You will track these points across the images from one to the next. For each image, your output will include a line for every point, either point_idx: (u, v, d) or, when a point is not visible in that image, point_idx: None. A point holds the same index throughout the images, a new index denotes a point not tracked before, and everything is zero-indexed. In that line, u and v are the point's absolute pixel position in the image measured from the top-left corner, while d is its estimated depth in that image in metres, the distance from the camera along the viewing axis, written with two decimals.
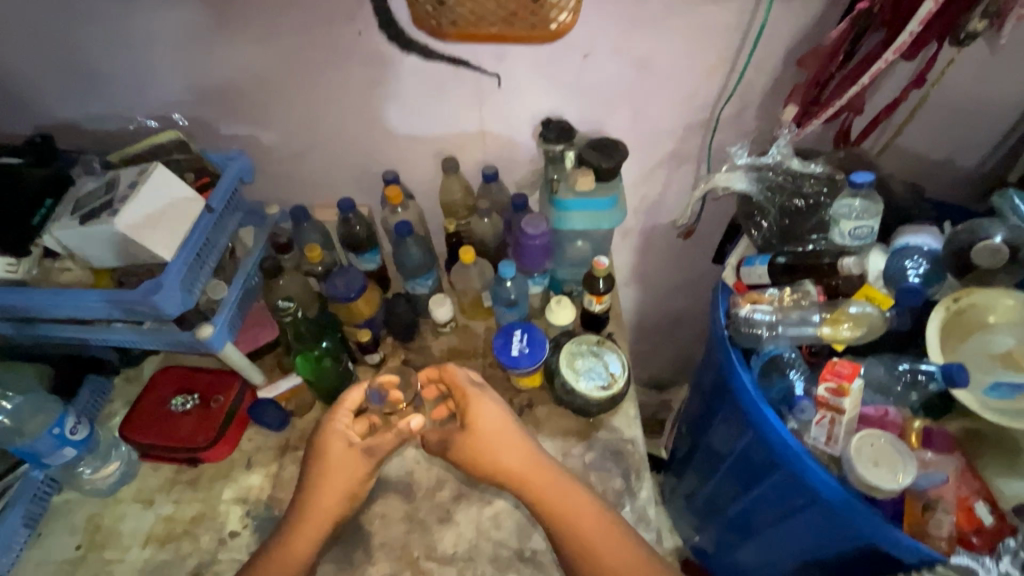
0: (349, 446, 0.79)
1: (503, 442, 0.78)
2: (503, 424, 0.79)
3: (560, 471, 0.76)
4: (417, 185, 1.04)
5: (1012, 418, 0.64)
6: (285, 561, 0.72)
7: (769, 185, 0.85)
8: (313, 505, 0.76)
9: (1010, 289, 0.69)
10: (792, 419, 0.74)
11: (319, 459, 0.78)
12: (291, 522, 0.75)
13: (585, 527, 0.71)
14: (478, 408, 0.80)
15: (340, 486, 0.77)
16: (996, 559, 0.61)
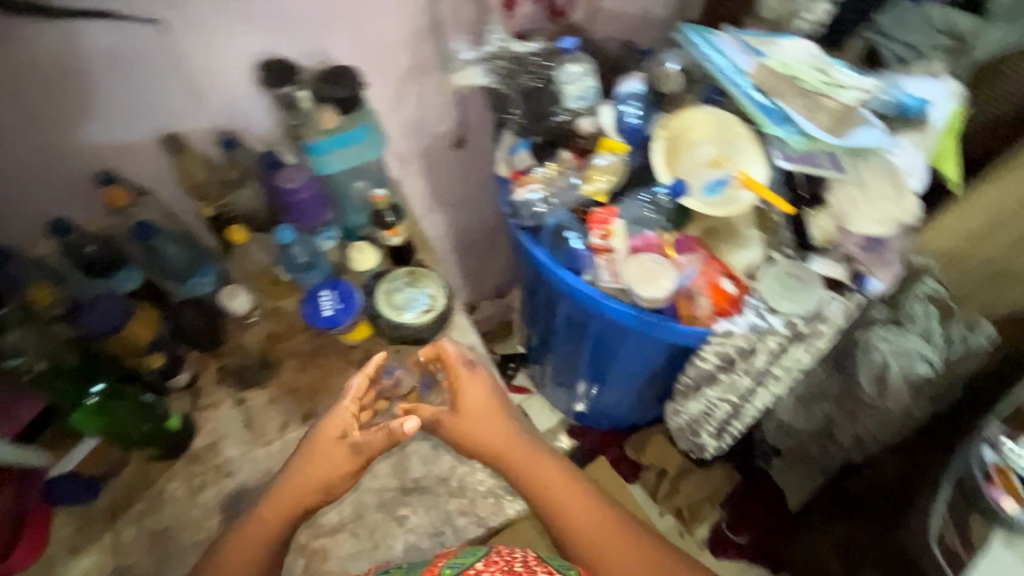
0: (341, 439, 0.76)
1: (482, 424, 0.79)
2: (493, 410, 0.80)
3: (543, 451, 0.79)
4: (146, 178, 0.89)
5: (724, 206, 0.81)
6: (251, 534, 0.71)
7: (502, 74, 0.88)
8: (281, 498, 0.73)
9: (699, 108, 0.85)
10: (586, 272, 0.85)
11: (315, 453, 0.75)
12: (264, 509, 0.72)
13: (562, 495, 0.75)
14: (469, 391, 0.81)
15: (321, 475, 0.74)
16: (742, 314, 0.81)
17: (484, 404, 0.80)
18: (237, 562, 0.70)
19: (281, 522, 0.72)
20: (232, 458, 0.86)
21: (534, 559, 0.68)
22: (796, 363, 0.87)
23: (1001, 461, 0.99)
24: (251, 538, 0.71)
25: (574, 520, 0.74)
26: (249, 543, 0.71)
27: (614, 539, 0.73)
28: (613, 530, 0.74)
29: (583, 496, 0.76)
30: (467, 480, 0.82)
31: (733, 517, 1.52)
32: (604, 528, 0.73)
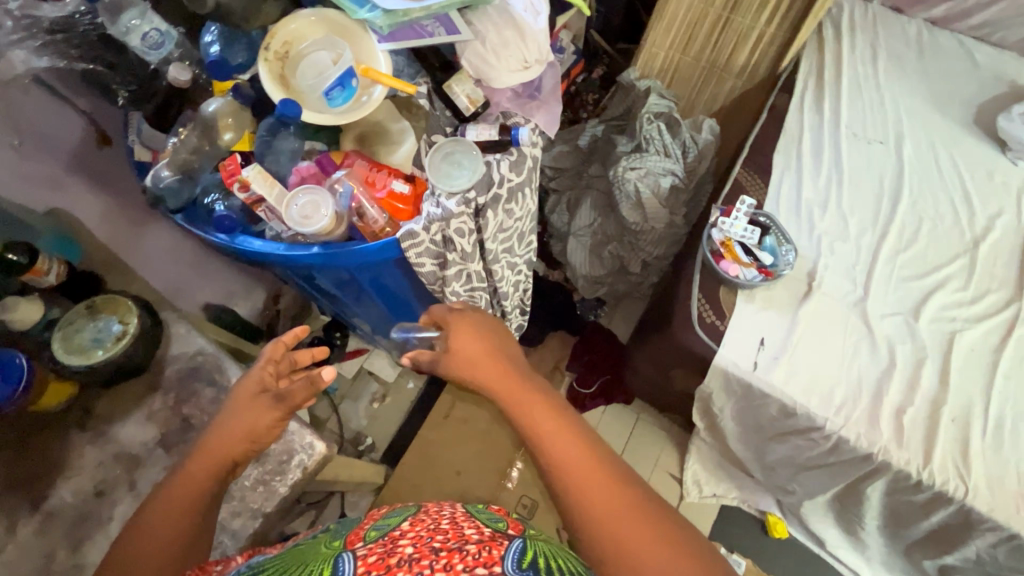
0: (259, 394, 0.70)
1: (475, 352, 0.71)
2: (481, 338, 0.72)
3: (515, 361, 0.71)
4: None
5: (358, 109, 0.77)
6: (169, 500, 0.63)
7: (53, 51, 0.71)
8: (198, 469, 0.65)
9: (298, 12, 0.77)
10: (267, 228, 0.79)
11: (235, 407, 0.69)
12: (180, 479, 0.64)
13: (539, 415, 0.62)
14: (457, 331, 0.74)
15: (245, 428, 0.68)
16: (423, 209, 0.80)
17: (470, 344, 0.72)
18: (158, 535, 0.60)
19: (199, 493, 0.64)
20: None
21: (461, 516, 0.65)
22: (500, 228, 0.89)
23: (723, 235, 1.16)
24: (169, 503, 0.62)
25: (558, 448, 0.58)
26: (167, 512, 0.62)
27: (577, 457, 0.57)
28: (578, 449, 0.58)
29: (549, 413, 0.62)
30: (229, 483, 0.79)
31: (581, 373, 1.64)
32: (577, 449, 0.58)
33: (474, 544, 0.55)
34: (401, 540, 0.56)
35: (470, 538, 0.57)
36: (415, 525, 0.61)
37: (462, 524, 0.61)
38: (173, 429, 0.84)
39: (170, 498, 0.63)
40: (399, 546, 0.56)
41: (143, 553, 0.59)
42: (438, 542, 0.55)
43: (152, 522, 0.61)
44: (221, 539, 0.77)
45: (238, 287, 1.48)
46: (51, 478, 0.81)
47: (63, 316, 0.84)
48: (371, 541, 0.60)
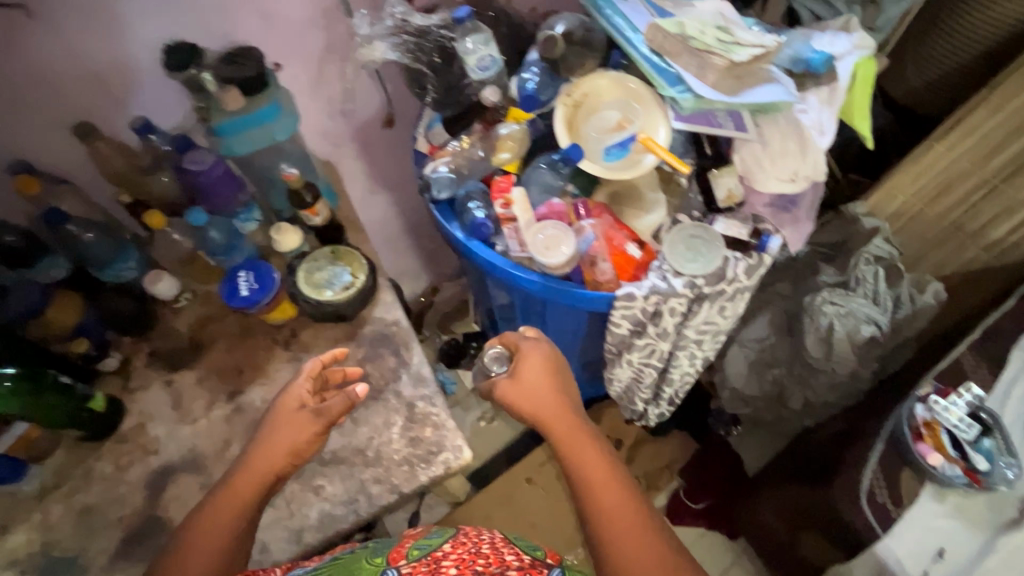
0: (299, 410, 0.78)
1: (541, 387, 0.80)
2: (547, 382, 0.80)
3: (571, 404, 0.79)
4: (66, 169, 0.91)
5: (628, 170, 0.81)
6: (214, 518, 0.71)
7: (407, 48, 0.86)
8: (241, 478, 0.73)
9: (603, 72, 0.85)
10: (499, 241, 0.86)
11: (273, 425, 0.77)
12: (220, 494, 0.72)
13: (591, 468, 0.72)
14: (524, 368, 0.81)
15: (284, 444, 0.76)
16: (648, 277, 0.82)
17: (537, 388, 0.80)
18: (202, 547, 0.68)
19: (236, 505, 0.72)
20: (158, 436, 0.89)
21: (501, 541, 0.67)
22: (706, 321, 0.87)
23: (930, 416, 1.02)
24: (215, 520, 0.70)
25: (602, 500, 0.68)
26: (212, 527, 0.70)
27: (623, 517, 0.67)
28: (620, 505, 0.68)
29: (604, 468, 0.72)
30: (382, 450, 0.85)
31: (692, 486, 1.55)
32: (618, 503, 0.68)
33: (513, 573, 0.59)
34: (443, 560, 0.62)
35: (512, 562, 0.62)
36: (457, 546, 0.64)
37: (502, 549, 0.64)
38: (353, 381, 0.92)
39: (211, 515, 0.71)
40: (440, 567, 0.60)
41: (189, 559, 0.68)
42: (480, 566, 0.60)
43: (198, 530, 0.70)
44: (357, 495, 0.82)
45: (416, 272, 1.63)
46: (250, 377, 0.93)
47: (311, 253, 0.97)
48: (412, 560, 0.63)
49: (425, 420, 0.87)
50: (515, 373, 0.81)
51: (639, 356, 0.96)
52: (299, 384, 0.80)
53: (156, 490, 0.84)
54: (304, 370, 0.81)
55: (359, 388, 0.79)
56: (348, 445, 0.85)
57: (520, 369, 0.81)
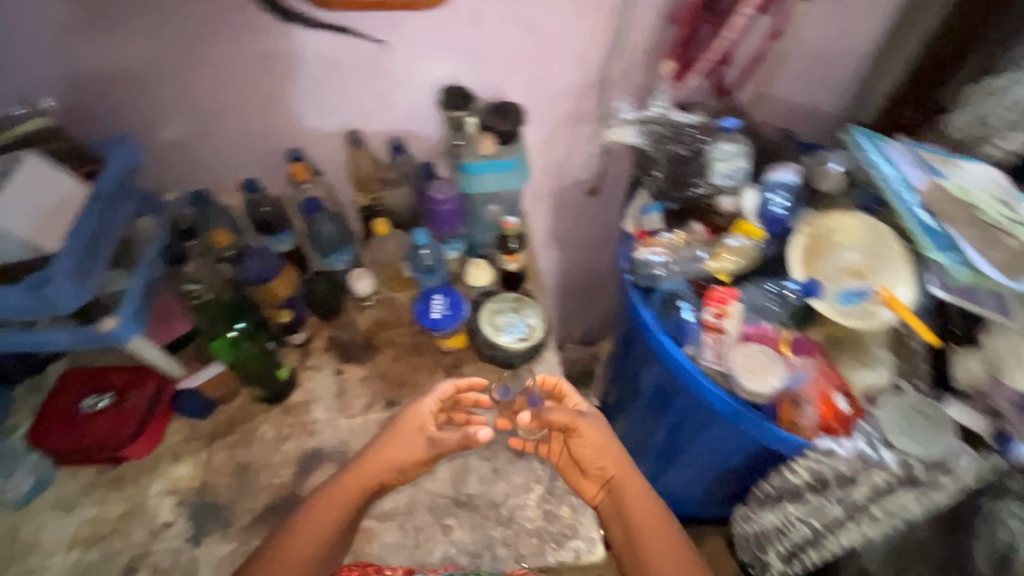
0: (420, 431, 0.79)
1: (609, 459, 0.78)
2: (609, 451, 0.78)
3: (636, 473, 0.79)
4: (324, 163, 1.04)
5: (860, 320, 0.76)
6: (319, 512, 0.74)
7: (655, 137, 0.90)
8: (339, 492, 0.75)
9: (855, 214, 0.82)
10: (689, 344, 0.82)
11: (385, 443, 0.78)
12: (321, 501, 0.75)
13: (652, 547, 0.75)
14: (587, 437, 0.78)
15: (391, 458, 0.78)
16: (851, 438, 0.74)
17: (598, 452, 0.78)
18: (303, 543, 0.72)
19: (333, 515, 0.74)
20: (317, 419, 0.94)
21: None
22: (903, 509, 0.77)
23: None
24: (319, 515, 0.74)
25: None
26: (317, 519, 0.73)
27: None
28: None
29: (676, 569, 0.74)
30: (516, 512, 0.83)
31: None
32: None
33: None
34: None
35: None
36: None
37: None
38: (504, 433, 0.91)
39: (309, 523, 0.73)
40: None
41: (285, 564, 0.71)
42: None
43: (302, 522, 0.73)
44: (482, 551, 0.80)
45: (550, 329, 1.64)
46: (409, 392, 0.97)
47: (495, 294, 1.01)
48: None
49: (563, 496, 0.84)
50: (576, 440, 0.78)
51: (801, 512, 0.87)
52: (426, 407, 0.79)
53: (304, 469, 0.89)
54: (426, 402, 0.79)
55: (483, 432, 0.78)
56: (485, 494, 0.85)
57: (585, 438, 0.78)
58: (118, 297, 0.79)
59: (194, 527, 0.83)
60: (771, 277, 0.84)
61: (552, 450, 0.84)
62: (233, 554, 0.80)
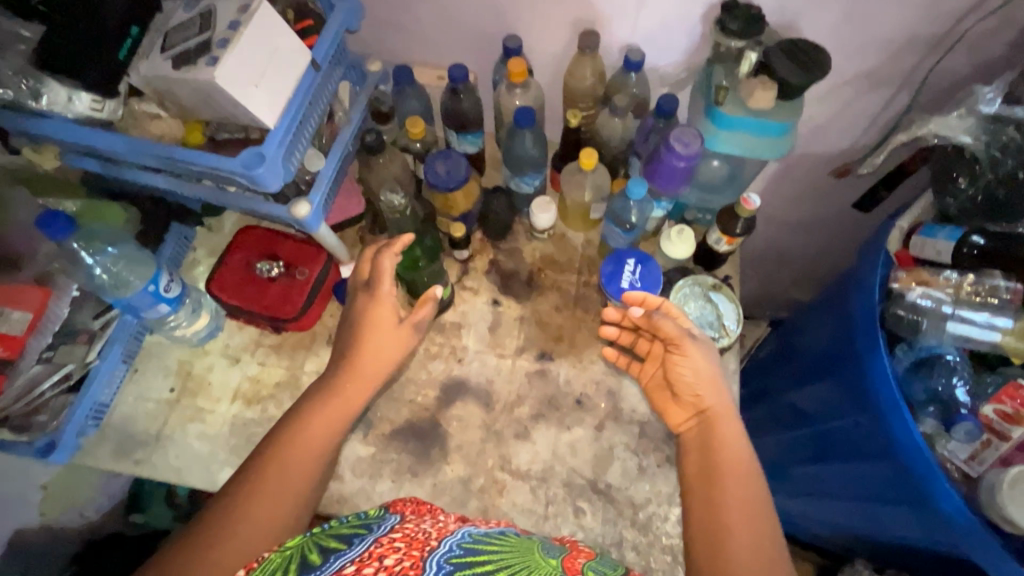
0: (397, 321, 0.74)
1: (709, 382, 0.70)
2: (710, 382, 0.70)
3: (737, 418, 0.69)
4: (540, 61, 0.86)
5: None
6: (309, 445, 0.65)
7: (1002, 145, 0.68)
8: (348, 383, 0.70)
9: None
10: (930, 422, 0.68)
11: (369, 315, 0.73)
12: (333, 385, 0.70)
13: (734, 516, 0.60)
14: (694, 356, 0.71)
15: (375, 363, 0.72)
16: None
17: (697, 378, 0.70)
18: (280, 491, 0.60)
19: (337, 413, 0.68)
20: (468, 348, 0.90)
21: None
22: None
23: None
24: (307, 450, 0.64)
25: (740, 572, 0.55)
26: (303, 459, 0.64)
27: None
28: None
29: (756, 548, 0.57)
30: (655, 521, 0.77)
31: None
32: None
33: None
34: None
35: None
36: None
37: None
38: (654, 426, 0.83)
39: (322, 408, 0.67)
40: None
41: (284, 482, 0.61)
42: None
43: (283, 459, 0.63)
44: (610, 546, 0.76)
45: None
46: (565, 349, 0.89)
47: (693, 274, 0.87)
48: None
49: None
50: (676, 360, 0.72)
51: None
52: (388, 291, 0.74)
53: (446, 397, 0.86)
54: (615, 312, 0.79)
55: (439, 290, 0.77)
56: (625, 489, 0.79)
57: (689, 358, 0.71)
58: (314, 179, 0.73)
59: None
60: None
61: (643, 372, 0.80)
62: (372, 459, 0.82)
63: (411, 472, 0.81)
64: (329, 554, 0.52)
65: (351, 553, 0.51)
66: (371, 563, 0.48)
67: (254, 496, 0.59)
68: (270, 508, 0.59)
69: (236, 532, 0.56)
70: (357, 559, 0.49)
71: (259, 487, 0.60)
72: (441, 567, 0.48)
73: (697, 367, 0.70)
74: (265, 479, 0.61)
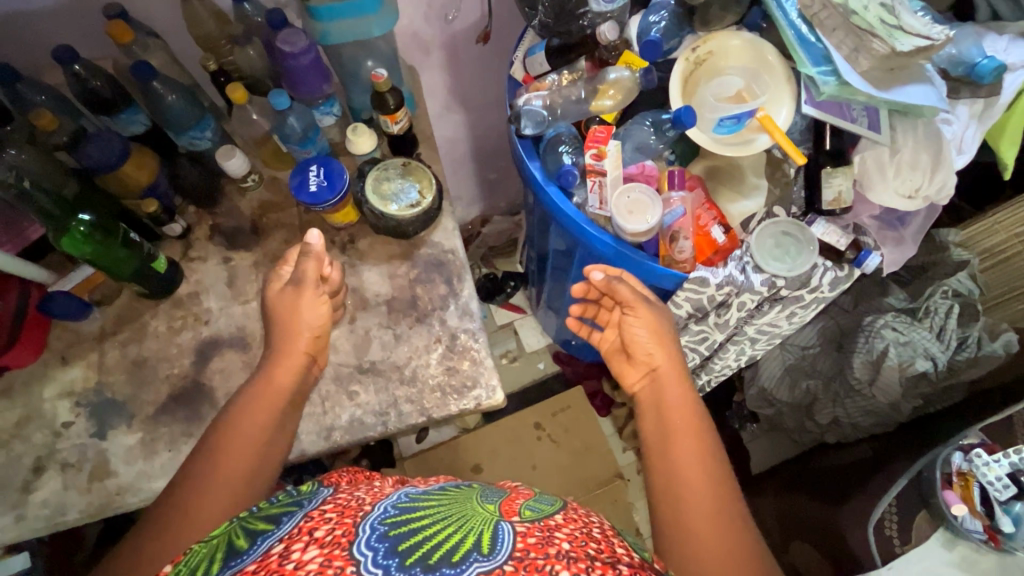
0: (311, 291, 0.76)
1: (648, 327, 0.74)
2: (657, 337, 0.74)
3: (684, 370, 0.72)
4: (154, 20, 0.87)
5: (736, 148, 0.74)
6: (242, 426, 0.67)
7: None
8: (276, 373, 0.72)
9: (738, 31, 0.76)
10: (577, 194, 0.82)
11: (288, 308, 0.76)
12: (261, 378, 0.72)
13: (679, 443, 0.63)
14: (641, 314, 0.75)
15: (308, 324, 0.76)
16: (725, 265, 0.77)
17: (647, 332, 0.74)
18: (219, 471, 0.63)
19: (281, 391, 0.72)
20: (211, 308, 0.91)
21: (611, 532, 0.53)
22: (771, 323, 0.83)
23: (967, 469, 0.98)
24: (242, 432, 0.66)
25: (684, 494, 0.59)
26: (242, 442, 0.66)
27: (715, 529, 0.56)
28: (703, 518, 0.57)
29: (697, 471, 0.60)
30: (419, 371, 0.86)
31: None
32: (701, 505, 0.58)
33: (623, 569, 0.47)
34: (556, 530, 0.48)
35: (622, 557, 0.48)
36: (569, 521, 0.51)
37: (613, 539, 0.51)
38: (400, 299, 0.92)
39: (254, 407, 0.69)
40: (554, 538, 0.47)
41: (218, 477, 0.63)
42: (593, 549, 0.47)
43: (218, 445, 0.66)
44: (389, 409, 0.84)
45: (470, 198, 1.64)
46: None
47: (382, 161, 0.94)
48: (526, 519, 0.51)
49: (463, 352, 0.87)
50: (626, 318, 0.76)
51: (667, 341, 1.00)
52: (287, 276, 0.79)
53: (203, 357, 0.88)
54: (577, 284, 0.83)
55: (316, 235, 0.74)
56: (388, 359, 0.87)
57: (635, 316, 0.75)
58: None
59: (97, 422, 0.83)
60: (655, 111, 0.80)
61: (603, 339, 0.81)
62: (144, 442, 0.82)
63: (187, 435, 0.82)
64: (256, 537, 0.51)
65: (280, 530, 0.51)
66: (301, 537, 0.48)
67: (197, 491, 0.62)
68: (201, 503, 0.61)
69: (210, 502, 0.61)
70: (286, 533, 0.50)
71: (224, 466, 0.64)
72: (375, 529, 0.47)
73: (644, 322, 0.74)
74: (227, 461, 0.64)
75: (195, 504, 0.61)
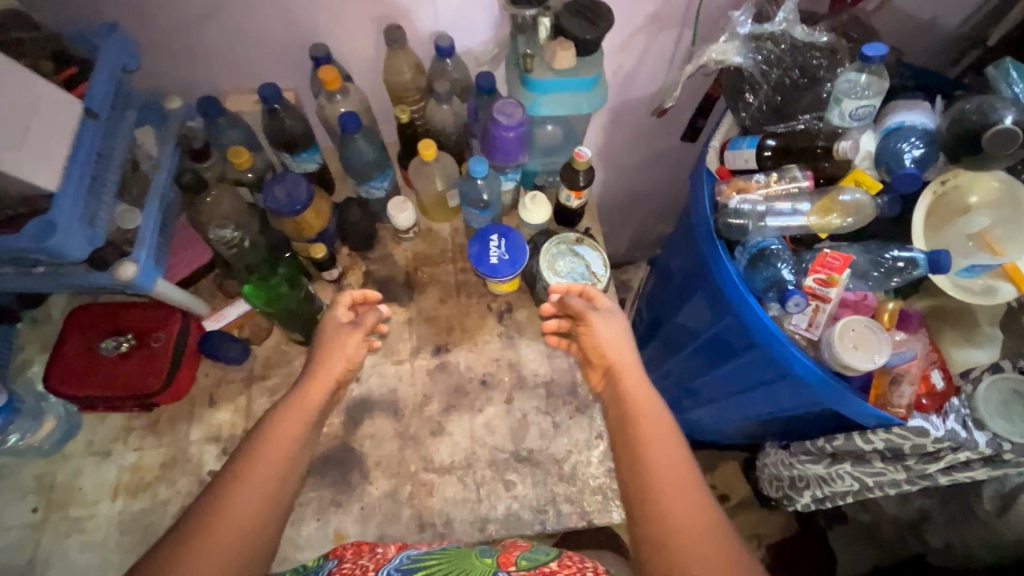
0: (340, 328, 0.73)
1: (612, 337, 0.74)
2: (615, 344, 0.74)
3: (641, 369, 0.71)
4: (352, 64, 0.85)
5: (979, 295, 0.70)
6: (279, 434, 0.61)
7: (765, 59, 0.78)
8: (307, 390, 0.66)
9: (993, 171, 0.71)
10: (775, 306, 0.76)
11: (328, 341, 0.71)
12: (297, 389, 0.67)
13: (650, 445, 0.63)
14: (597, 326, 0.75)
15: (341, 356, 0.71)
16: (943, 417, 0.72)
17: (607, 343, 0.74)
18: (251, 501, 0.56)
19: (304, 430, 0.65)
20: (363, 364, 0.87)
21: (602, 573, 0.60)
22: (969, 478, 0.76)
23: None
24: (276, 442, 0.60)
25: (662, 502, 0.59)
26: (268, 455, 0.60)
27: (694, 532, 0.56)
28: (683, 524, 0.57)
29: (666, 475, 0.60)
30: (580, 468, 0.81)
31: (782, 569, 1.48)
32: (679, 509, 0.58)
33: None
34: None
35: None
36: (564, 568, 0.59)
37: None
38: (559, 382, 0.87)
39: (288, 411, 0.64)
40: None
41: (239, 492, 0.56)
42: None
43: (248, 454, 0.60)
44: (545, 506, 0.79)
45: None
46: (459, 338, 0.90)
47: (555, 235, 0.90)
48: (522, 569, 0.60)
49: None
50: (586, 333, 0.76)
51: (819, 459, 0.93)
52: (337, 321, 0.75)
53: (353, 419, 0.83)
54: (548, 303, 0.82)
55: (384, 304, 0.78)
56: (546, 449, 0.82)
57: (594, 328, 0.75)
58: (135, 238, 0.66)
59: None
60: (891, 243, 0.74)
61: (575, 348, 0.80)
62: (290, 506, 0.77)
63: (335, 505, 0.78)
64: None
65: None
66: None
67: (213, 515, 0.55)
68: (222, 526, 0.54)
69: (222, 531, 0.54)
70: None
71: (234, 501, 0.56)
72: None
73: (603, 330, 0.74)
74: (243, 485, 0.57)
75: (213, 531, 0.54)
